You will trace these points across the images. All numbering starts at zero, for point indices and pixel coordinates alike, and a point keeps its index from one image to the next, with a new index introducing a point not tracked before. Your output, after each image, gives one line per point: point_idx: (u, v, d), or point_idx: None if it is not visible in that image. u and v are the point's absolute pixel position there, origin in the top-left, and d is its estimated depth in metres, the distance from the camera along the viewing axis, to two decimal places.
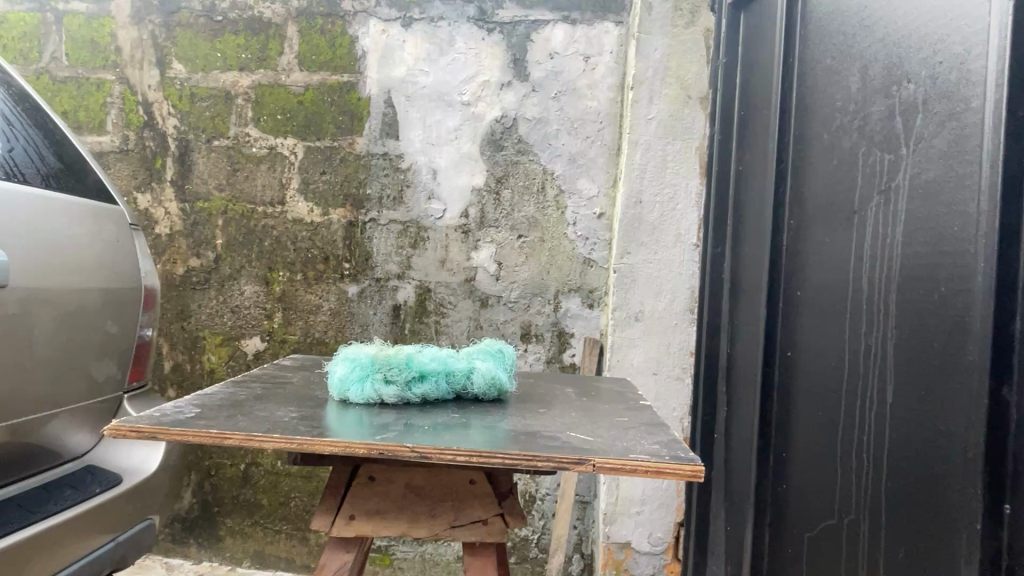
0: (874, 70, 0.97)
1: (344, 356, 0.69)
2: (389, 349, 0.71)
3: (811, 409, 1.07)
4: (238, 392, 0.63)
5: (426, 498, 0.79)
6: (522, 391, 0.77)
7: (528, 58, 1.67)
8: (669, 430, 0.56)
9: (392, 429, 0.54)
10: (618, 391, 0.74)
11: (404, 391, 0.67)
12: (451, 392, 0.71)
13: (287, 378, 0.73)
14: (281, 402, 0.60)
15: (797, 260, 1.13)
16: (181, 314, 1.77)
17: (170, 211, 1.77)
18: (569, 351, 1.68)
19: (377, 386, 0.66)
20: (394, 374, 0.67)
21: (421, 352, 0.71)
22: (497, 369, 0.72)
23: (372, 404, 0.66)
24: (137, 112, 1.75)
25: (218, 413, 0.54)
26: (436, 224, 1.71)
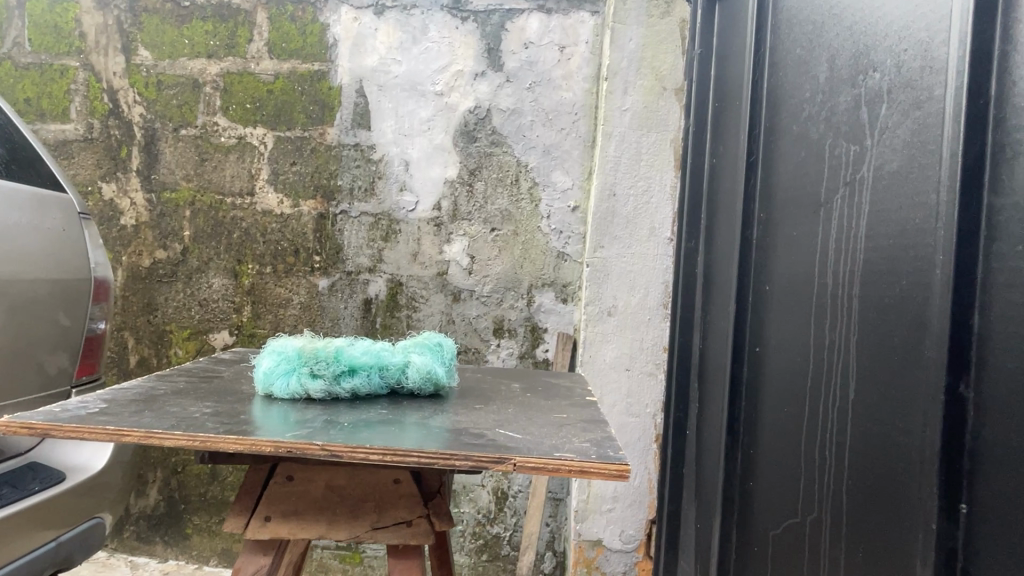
0: (841, 59, 0.94)
1: (271, 349, 0.66)
2: (319, 340, 0.69)
3: (779, 405, 1.05)
4: (158, 389, 0.61)
5: (348, 500, 0.77)
6: (468, 388, 0.74)
7: (502, 48, 1.64)
8: (606, 428, 0.53)
9: (310, 424, 0.51)
10: (567, 388, 0.71)
11: (332, 385, 0.64)
12: (385, 387, 0.68)
13: (219, 373, 0.70)
14: (199, 399, 0.58)
15: (767, 255, 1.11)
16: (147, 307, 1.73)
17: (136, 201, 1.73)
18: (542, 347, 1.65)
19: (303, 380, 0.64)
20: (320, 368, 0.64)
21: (353, 345, 0.69)
22: (434, 364, 0.69)
23: (298, 399, 0.64)
24: (103, 101, 1.73)
25: (124, 411, 0.52)
26: (408, 217, 1.68)
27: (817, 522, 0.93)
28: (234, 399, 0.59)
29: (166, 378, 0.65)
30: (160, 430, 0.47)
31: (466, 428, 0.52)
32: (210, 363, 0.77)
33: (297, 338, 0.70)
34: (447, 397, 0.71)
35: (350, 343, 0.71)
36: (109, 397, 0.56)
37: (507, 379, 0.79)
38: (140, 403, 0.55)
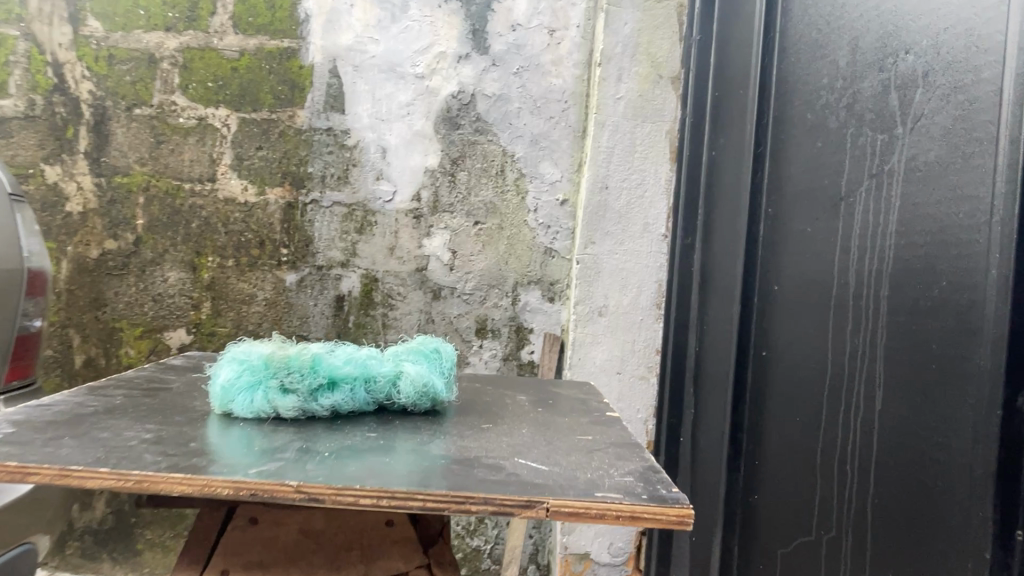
0: (866, 42, 0.88)
1: (233, 357, 0.57)
2: (294, 346, 0.59)
3: (788, 412, 0.99)
4: (91, 410, 0.49)
5: (326, 547, 0.67)
6: (465, 401, 0.64)
7: (488, 29, 1.54)
8: (644, 455, 0.44)
9: (285, 454, 0.41)
10: (582, 400, 0.62)
11: (306, 402, 0.54)
12: (373, 403, 0.58)
13: (169, 387, 0.58)
14: (145, 424, 0.46)
15: (774, 253, 1.05)
16: (95, 301, 1.57)
17: (83, 186, 1.57)
18: (527, 348, 1.56)
19: (271, 396, 0.54)
20: (293, 381, 0.55)
21: (334, 352, 0.59)
22: (430, 375, 0.59)
23: (264, 418, 0.54)
24: (46, 75, 1.57)
25: (42, 445, 0.40)
26: (385, 207, 1.57)
27: (835, 537, 0.86)
28: (188, 423, 0.47)
29: (101, 394, 0.53)
30: (90, 468, 0.37)
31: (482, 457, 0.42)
32: (156, 372, 0.64)
33: (270, 342, 0.61)
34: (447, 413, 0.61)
35: (332, 348, 0.61)
36: (24, 419, 0.45)
37: (507, 390, 0.70)
38: (64, 432, 0.43)
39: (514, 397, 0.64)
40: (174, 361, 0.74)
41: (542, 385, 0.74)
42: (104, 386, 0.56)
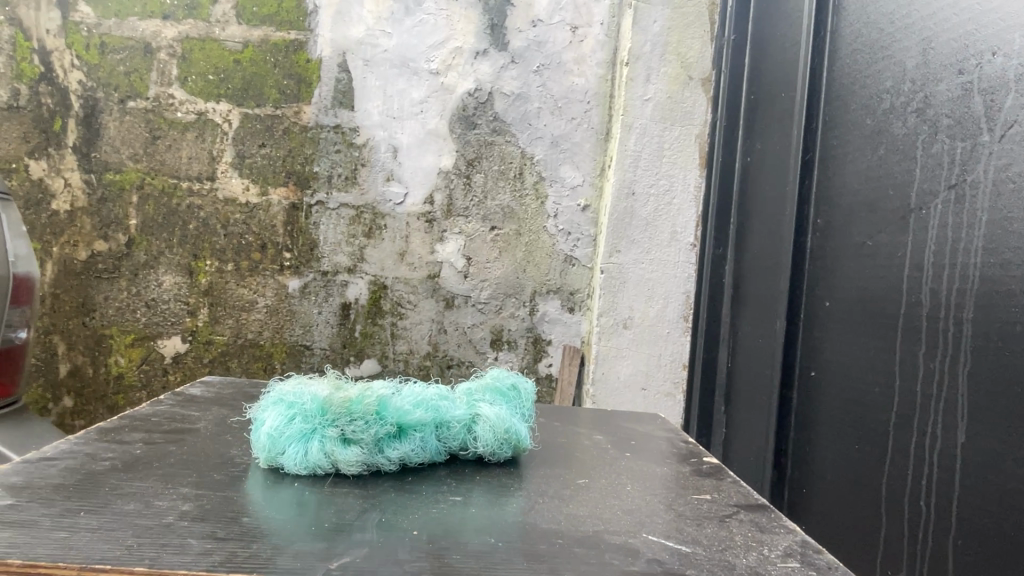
0: (940, 43, 0.83)
1: (286, 402, 0.54)
2: (351, 386, 0.56)
3: (839, 435, 0.96)
4: (109, 466, 0.49)
5: None
6: (546, 452, 0.62)
7: (507, 24, 1.47)
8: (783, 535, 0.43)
9: (366, 536, 0.39)
10: (674, 460, 0.61)
11: (371, 453, 0.51)
12: (443, 450, 0.56)
13: (190, 431, 0.59)
14: (184, 491, 0.45)
15: (829, 266, 1.01)
16: (83, 307, 1.47)
17: (71, 182, 1.47)
18: (545, 361, 1.49)
19: (330, 446, 0.51)
20: (354, 431, 0.51)
21: (395, 394, 0.56)
22: (509, 419, 0.57)
23: (320, 469, 0.51)
24: (33, 63, 1.46)
25: (62, 535, 0.37)
26: (396, 210, 1.49)
27: (896, 571, 0.82)
28: (230, 485, 0.47)
29: (118, 445, 0.53)
30: (120, 567, 0.33)
31: (614, 563, 0.37)
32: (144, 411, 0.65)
33: (322, 379, 0.57)
34: (520, 463, 0.59)
35: (390, 387, 0.58)
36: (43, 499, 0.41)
37: (586, 436, 0.68)
38: (90, 505, 0.41)
39: (601, 451, 0.62)
40: (191, 405, 0.69)
41: (620, 429, 0.73)
42: (117, 432, 0.57)
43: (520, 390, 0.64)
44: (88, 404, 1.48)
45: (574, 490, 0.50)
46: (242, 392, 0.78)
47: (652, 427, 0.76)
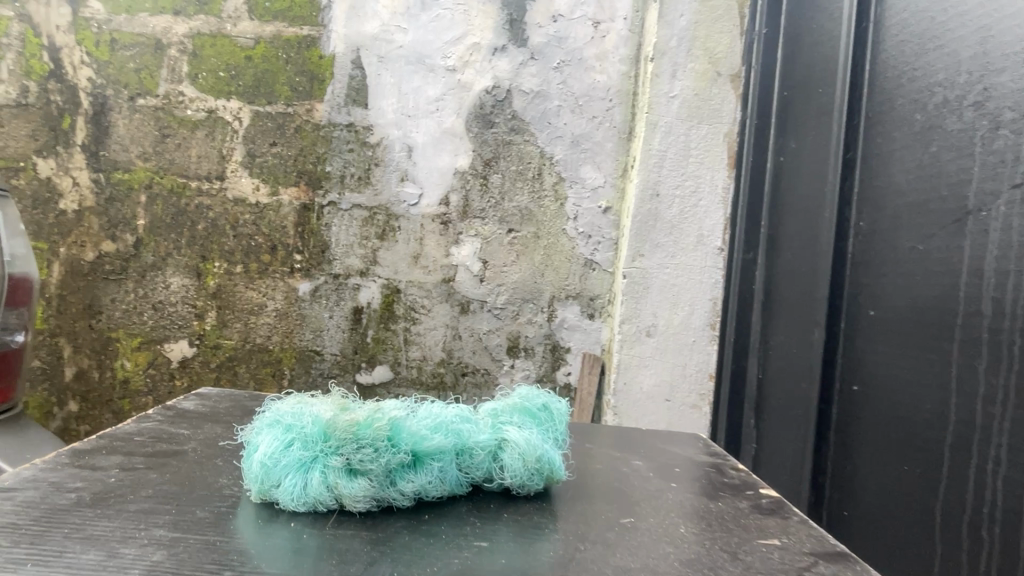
0: (1001, 31, 0.78)
1: (286, 426, 0.50)
2: (358, 407, 0.52)
3: (884, 452, 0.92)
4: (74, 500, 0.45)
5: None
6: (581, 484, 0.57)
7: (527, 20, 1.42)
8: None
9: None
10: (726, 495, 0.57)
11: (380, 484, 0.47)
12: (462, 479, 0.52)
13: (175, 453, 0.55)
14: (158, 534, 0.41)
15: (875, 272, 0.96)
16: (89, 309, 1.43)
17: (79, 181, 1.43)
18: (563, 369, 1.43)
19: (336, 476, 0.47)
20: (361, 459, 0.47)
21: (408, 416, 0.52)
22: (536, 444, 0.53)
23: (324, 501, 0.47)
24: (42, 60, 1.43)
25: None
26: (410, 211, 1.44)
27: None
28: (210, 527, 0.43)
29: (93, 472, 0.50)
30: None
31: None
32: (128, 429, 0.62)
33: (327, 400, 0.54)
34: (553, 494, 0.55)
35: (403, 407, 0.54)
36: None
37: (621, 464, 0.64)
38: (42, 555, 0.38)
39: (639, 484, 0.58)
40: (182, 422, 0.66)
41: (660, 454, 0.69)
42: (93, 454, 0.54)
43: (550, 411, 0.58)
44: (93, 409, 1.44)
45: (619, 534, 0.47)
46: (243, 407, 0.73)
47: (695, 451, 0.72)
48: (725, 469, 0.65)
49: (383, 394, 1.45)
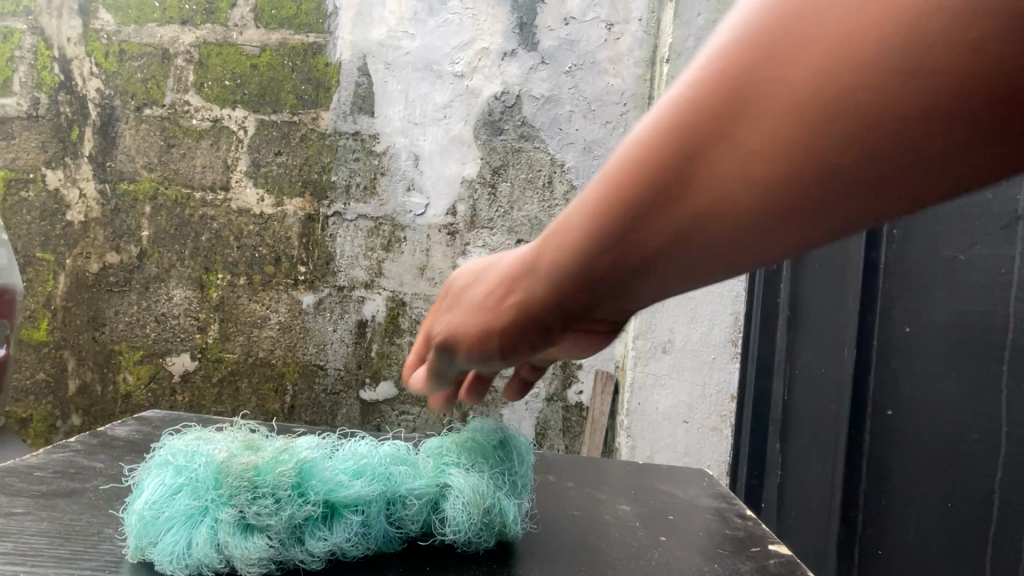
0: None
1: (189, 478, 0.53)
2: (263, 449, 0.55)
3: (924, 484, 0.82)
4: None
5: None
6: (577, 534, 0.62)
7: (537, 23, 1.37)
8: None
9: None
10: (725, 549, 0.61)
11: (280, 533, 0.51)
12: (389, 526, 0.56)
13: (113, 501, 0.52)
14: None
15: (912, 285, 0.87)
16: (94, 321, 1.41)
17: (85, 193, 1.41)
18: (574, 388, 1.35)
19: (234, 526, 0.50)
20: (261, 506, 0.50)
21: (318, 466, 0.55)
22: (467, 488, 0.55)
23: (222, 550, 0.49)
24: (52, 71, 1.42)
25: None
26: (415, 222, 1.39)
27: None
28: None
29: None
30: None
31: None
32: (34, 462, 0.70)
33: (235, 438, 0.57)
34: (519, 560, 0.56)
35: (316, 451, 0.57)
36: None
37: (612, 511, 0.69)
38: None
39: (628, 535, 0.63)
40: (99, 454, 0.75)
41: (657, 498, 0.75)
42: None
43: (508, 444, 0.60)
44: (95, 423, 1.42)
45: None
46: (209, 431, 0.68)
47: (699, 493, 0.78)
48: (730, 519, 0.70)
49: (387, 410, 1.39)
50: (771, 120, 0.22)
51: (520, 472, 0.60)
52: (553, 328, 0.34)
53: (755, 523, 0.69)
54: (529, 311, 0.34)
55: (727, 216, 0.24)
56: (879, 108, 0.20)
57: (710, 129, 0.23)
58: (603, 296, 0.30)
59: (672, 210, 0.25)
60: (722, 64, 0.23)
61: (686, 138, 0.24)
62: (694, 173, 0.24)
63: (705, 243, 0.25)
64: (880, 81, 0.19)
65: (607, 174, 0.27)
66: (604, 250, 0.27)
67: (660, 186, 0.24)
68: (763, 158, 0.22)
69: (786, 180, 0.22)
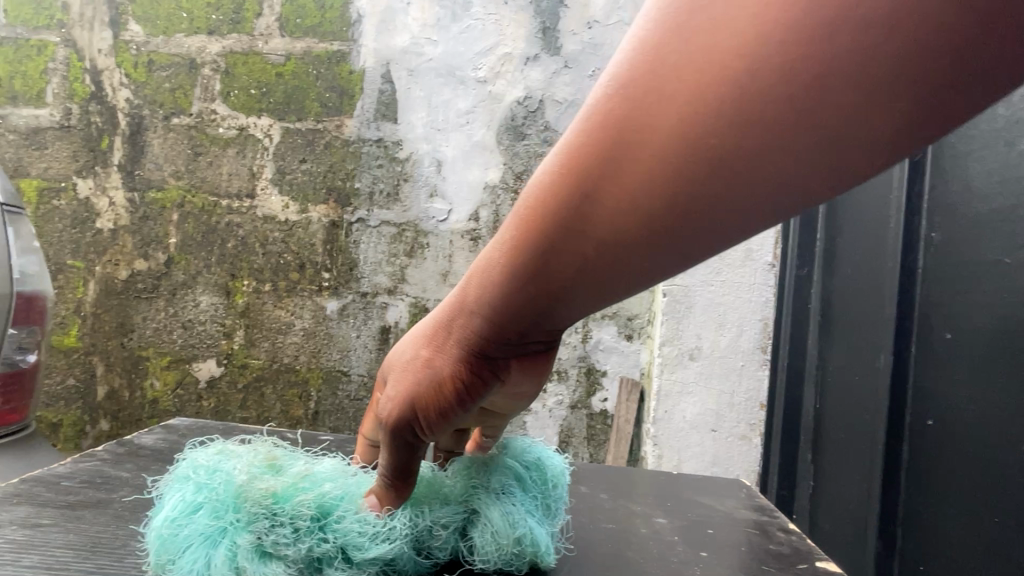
0: None
1: (206, 493, 0.51)
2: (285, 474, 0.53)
3: (968, 497, 0.79)
4: None
5: None
6: (612, 549, 0.61)
7: (560, 27, 1.36)
8: None
9: None
10: (770, 566, 0.59)
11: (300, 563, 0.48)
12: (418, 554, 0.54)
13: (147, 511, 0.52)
14: None
15: (952, 291, 0.85)
16: (122, 327, 1.43)
17: (115, 201, 1.44)
18: (599, 395, 1.34)
19: (251, 552, 0.47)
20: (280, 534, 0.48)
21: (340, 499, 0.53)
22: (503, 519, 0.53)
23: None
24: (84, 82, 1.45)
25: None
26: (438, 227, 1.39)
27: None
28: None
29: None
30: None
31: None
32: (61, 471, 0.71)
33: (256, 453, 0.56)
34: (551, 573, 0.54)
35: (339, 482, 0.55)
36: None
37: (648, 524, 0.68)
38: None
39: (665, 550, 0.61)
40: (125, 463, 0.76)
41: (695, 511, 0.73)
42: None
43: (542, 466, 0.59)
44: (123, 428, 1.44)
45: None
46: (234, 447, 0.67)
47: (737, 506, 0.76)
48: (772, 534, 0.68)
49: None
50: (676, 77, 0.29)
51: (552, 494, 0.58)
52: (523, 294, 0.39)
53: (797, 538, 0.67)
54: (498, 274, 0.39)
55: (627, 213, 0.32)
56: (753, 60, 0.27)
57: (608, 153, 0.32)
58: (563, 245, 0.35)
59: (586, 209, 0.33)
60: (633, 47, 0.32)
61: (614, 99, 0.32)
62: (624, 121, 0.31)
63: (640, 179, 0.31)
64: (750, 37, 0.27)
65: (541, 186, 0.35)
66: (554, 198, 0.34)
67: (578, 191, 0.33)
68: (645, 172, 0.31)
69: (695, 120, 0.29)
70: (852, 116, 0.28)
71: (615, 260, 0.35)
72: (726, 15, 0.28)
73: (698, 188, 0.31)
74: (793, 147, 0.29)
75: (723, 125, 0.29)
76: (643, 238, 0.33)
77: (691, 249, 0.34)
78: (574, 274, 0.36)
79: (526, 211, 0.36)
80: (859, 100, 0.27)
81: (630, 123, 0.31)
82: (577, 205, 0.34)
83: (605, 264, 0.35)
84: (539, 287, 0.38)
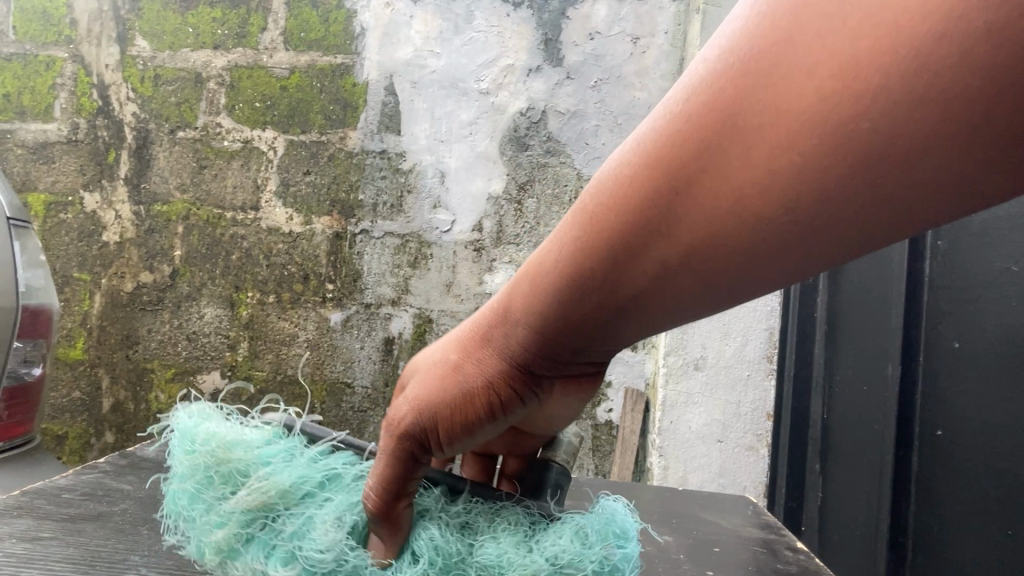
0: None
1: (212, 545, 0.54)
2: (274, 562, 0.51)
3: (982, 512, 0.79)
4: None
5: None
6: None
7: (562, 38, 1.37)
8: None
9: None
10: None
11: None
12: None
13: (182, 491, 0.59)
14: None
15: (959, 301, 0.85)
16: (127, 339, 1.44)
17: (121, 214, 1.45)
18: (604, 406, 1.33)
19: None
20: None
21: None
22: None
23: None
24: (91, 97, 1.46)
25: None
26: (442, 238, 1.39)
27: None
28: None
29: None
30: None
31: None
32: (63, 484, 0.71)
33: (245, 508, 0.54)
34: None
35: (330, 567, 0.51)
36: None
37: (654, 542, 0.67)
38: None
39: (672, 569, 0.61)
40: (127, 476, 0.75)
41: (700, 528, 0.72)
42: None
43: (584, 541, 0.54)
44: (128, 440, 1.44)
45: None
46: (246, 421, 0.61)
47: (743, 524, 0.75)
48: (780, 552, 0.67)
49: None
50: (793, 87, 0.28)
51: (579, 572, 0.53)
52: (585, 301, 0.39)
53: (806, 557, 0.66)
54: (555, 279, 0.39)
55: (705, 217, 0.32)
56: (884, 97, 0.26)
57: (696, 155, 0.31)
58: (640, 237, 0.35)
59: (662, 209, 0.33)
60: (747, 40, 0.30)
61: (717, 99, 0.31)
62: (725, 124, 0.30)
63: (738, 178, 0.31)
64: (902, 45, 0.25)
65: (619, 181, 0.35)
66: (633, 196, 0.34)
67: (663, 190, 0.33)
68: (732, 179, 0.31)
69: (808, 139, 0.28)
70: (975, 162, 0.26)
71: (687, 268, 0.35)
72: (872, 23, 0.25)
73: (794, 203, 0.30)
74: (907, 176, 0.27)
75: (840, 140, 0.27)
76: (726, 242, 0.33)
77: (769, 262, 0.33)
78: (647, 272, 0.36)
79: (601, 207, 0.36)
80: (989, 149, 0.26)
81: (737, 119, 0.30)
82: (659, 208, 0.33)
83: (674, 271, 0.35)
84: (603, 294, 0.38)
